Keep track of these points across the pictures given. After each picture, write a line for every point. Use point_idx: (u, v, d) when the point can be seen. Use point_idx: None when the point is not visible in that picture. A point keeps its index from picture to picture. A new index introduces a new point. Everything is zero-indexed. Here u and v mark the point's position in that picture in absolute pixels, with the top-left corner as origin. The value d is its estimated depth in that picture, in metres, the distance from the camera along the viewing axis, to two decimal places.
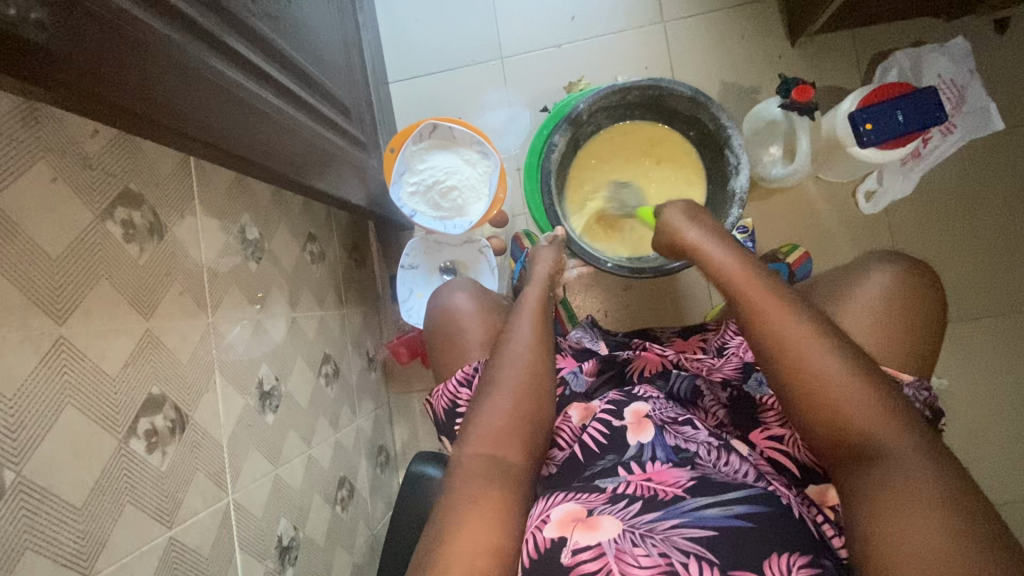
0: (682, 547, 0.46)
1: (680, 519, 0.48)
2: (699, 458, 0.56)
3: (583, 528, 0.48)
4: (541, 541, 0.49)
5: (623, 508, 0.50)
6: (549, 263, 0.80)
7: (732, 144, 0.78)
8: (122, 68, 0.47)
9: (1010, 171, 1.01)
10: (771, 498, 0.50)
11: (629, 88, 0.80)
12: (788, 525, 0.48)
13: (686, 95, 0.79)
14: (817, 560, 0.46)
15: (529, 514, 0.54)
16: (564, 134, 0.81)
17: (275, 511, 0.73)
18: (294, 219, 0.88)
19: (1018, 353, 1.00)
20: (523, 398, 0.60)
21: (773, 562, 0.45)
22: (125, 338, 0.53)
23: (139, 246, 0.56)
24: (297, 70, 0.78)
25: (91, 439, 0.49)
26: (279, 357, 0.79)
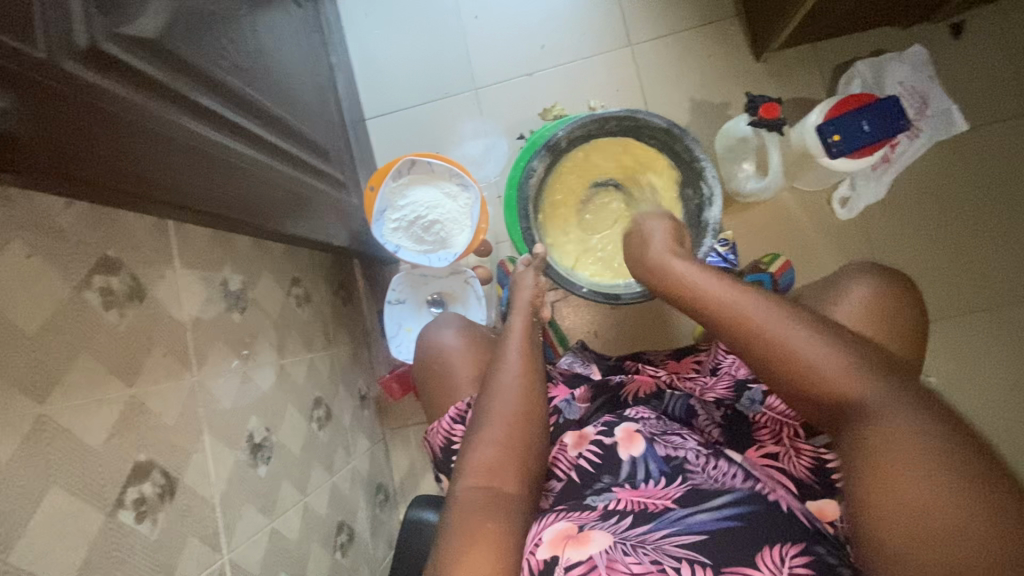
0: (674, 554, 0.47)
1: (669, 529, 0.49)
2: (689, 462, 0.59)
3: (574, 544, 0.50)
4: (534, 564, 0.50)
5: (614, 523, 0.51)
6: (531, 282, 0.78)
7: (706, 175, 0.81)
8: (91, 143, 0.47)
9: (981, 169, 1.03)
10: (757, 497, 0.52)
11: (608, 119, 0.82)
12: (774, 517, 0.49)
13: (664, 129, 0.81)
14: (812, 546, 0.47)
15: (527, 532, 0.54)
16: (543, 159, 0.82)
17: (273, 567, 0.72)
18: (278, 265, 0.88)
19: (1002, 345, 1.01)
20: (516, 426, 0.60)
21: (767, 557, 0.46)
22: (109, 408, 0.52)
23: (119, 311, 0.56)
24: (271, 118, 0.78)
25: (77, 516, 0.47)
26: (269, 408, 0.78)
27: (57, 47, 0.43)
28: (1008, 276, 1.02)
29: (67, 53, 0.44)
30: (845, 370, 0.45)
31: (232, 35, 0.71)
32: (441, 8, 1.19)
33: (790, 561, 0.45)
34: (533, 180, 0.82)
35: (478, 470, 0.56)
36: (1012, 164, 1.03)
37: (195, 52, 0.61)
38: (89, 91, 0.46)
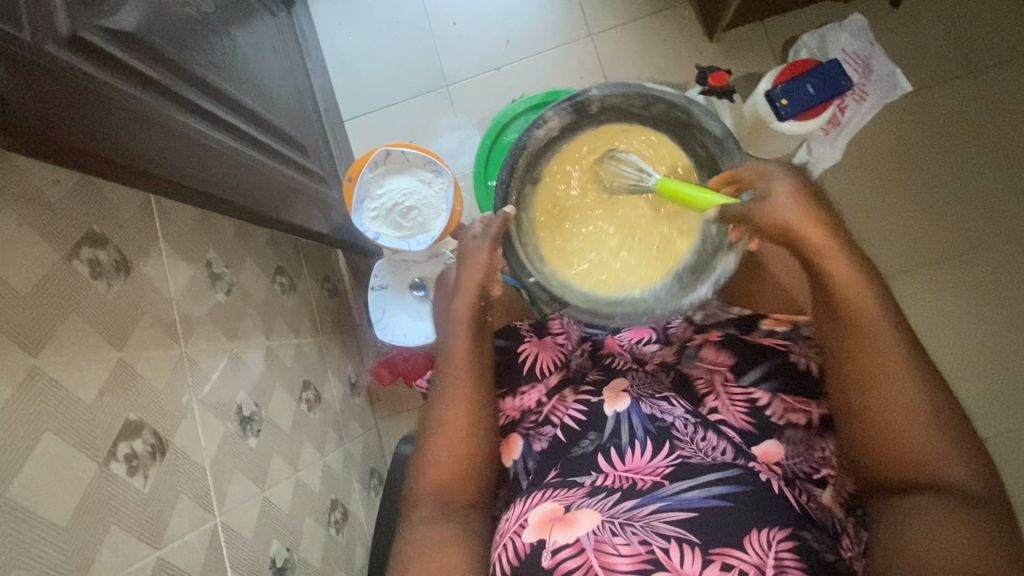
0: (663, 533, 0.48)
1: (659, 504, 0.51)
2: (676, 436, 0.60)
3: (561, 526, 0.50)
4: (522, 546, 0.52)
5: (601, 501, 0.53)
6: (482, 261, 0.72)
7: (732, 155, 0.68)
8: (84, 118, 0.51)
9: (931, 126, 1.08)
10: (745, 475, 0.53)
11: (653, 100, 0.73)
12: (765, 499, 0.51)
13: (717, 136, 0.70)
14: (796, 532, 0.49)
15: (506, 523, 0.56)
16: (560, 113, 0.73)
17: (266, 534, 0.74)
18: (261, 253, 0.92)
19: (960, 292, 1.06)
20: (472, 421, 0.63)
21: (754, 538, 0.48)
22: (98, 367, 0.56)
23: (107, 281, 0.60)
24: (249, 112, 0.83)
25: (71, 463, 0.51)
26: (257, 385, 0.81)
27: (43, 31, 0.49)
28: (962, 227, 1.07)
29: (53, 38, 0.49)
30: (940, 446, 0.48)
31: (208, 34, 0.76)
32: (409, 13, 1.26)
33: (776, 545, 0.47)
34: (540, 133, 0.74)
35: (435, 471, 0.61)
36: (958, 120, 1.08)
37: (178, 50, 0.68)
38: (73, 71, 0.51)
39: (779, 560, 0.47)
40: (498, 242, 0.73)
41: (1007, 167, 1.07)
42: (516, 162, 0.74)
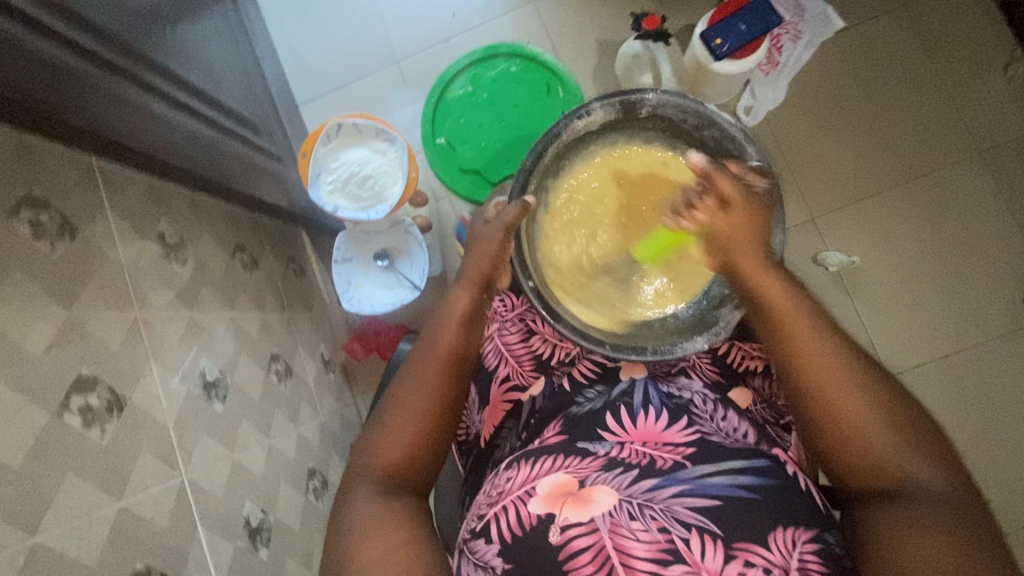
0: (685, 521, 0.47)
1: (683, 487, 0.49)
2: (694, 413, 0.59)
3: (574, 504, 0.48)
4: (528, 518, 0.49)
5: (618, 479, 0.50)
6: (492, 249, 0.66)
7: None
8: (16, 79, 0.53)
9: (863, 63, 1.17)
10: (777, 468, 0.52)
11: (710, 121, 0.66)
12: (791, 498, 0.50)
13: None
14: (821, 534, 0.48)
15: (507, 483, 0.53)
16: (606, 108, 0.68)
17: (238, 494, 0.77)
18: (218, 229, 0.92)
19: (890, 221, 1.14)
20: (448, 389, 0.59)
21: (778, 536, 0.47)
22: (46, 323, 0.56)
23: (50, 243, 0.59)
24: (180, 80, 0.84)
25: (21, 410, 0.52)
26: (221, 353, 0.82)
27: None
28: (898, 156, 1.15)
29: None
30: (896, 448, 0.50)
31: (136, 2, 0.76)
32: None
33: (800, 546, 0.47)
34: (580, 123, 0.68)
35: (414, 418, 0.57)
36: (885, 57, 1.16)
37: (129, 31, 0.73)
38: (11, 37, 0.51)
39: (801, 561, 0.46)
40: (512, 231, 0.66)
41: (920, 104, 1.15)
42: (547, 148, 0.67)
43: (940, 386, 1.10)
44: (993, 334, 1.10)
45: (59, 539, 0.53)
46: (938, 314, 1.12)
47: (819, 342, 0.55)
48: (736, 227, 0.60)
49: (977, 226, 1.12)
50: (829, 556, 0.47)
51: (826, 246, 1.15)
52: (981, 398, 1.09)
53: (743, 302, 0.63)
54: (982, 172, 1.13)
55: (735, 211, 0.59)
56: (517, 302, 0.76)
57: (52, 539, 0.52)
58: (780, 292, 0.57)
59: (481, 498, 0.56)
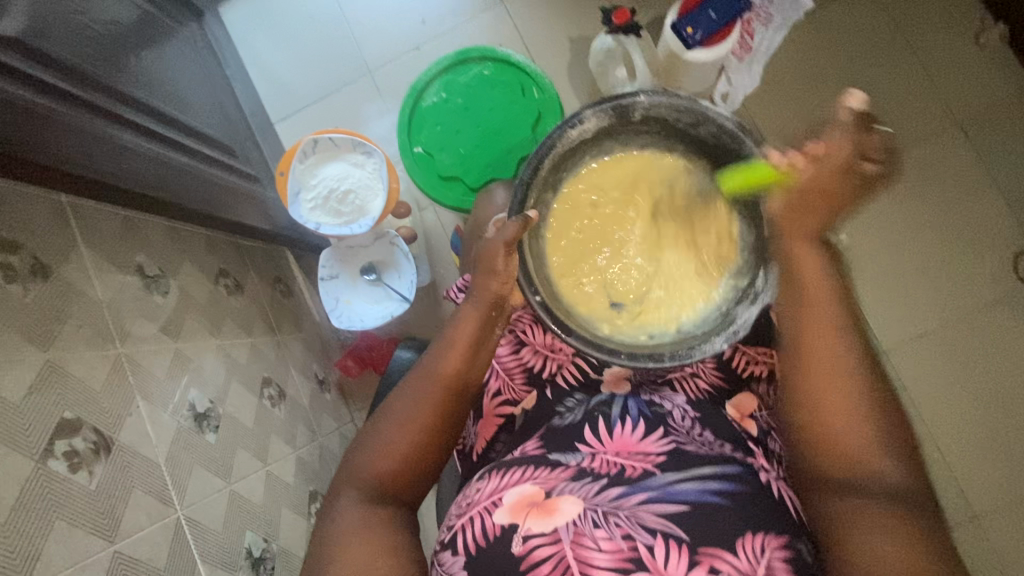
0: (649, 527, 0.46)
1: (650, 494, 0.48)
2: (671, 424, 0.58)
3: (537, 514, 0.48)
4: (490, 527, 0.50)
5: (583, 489, 0.50)
6: (499, 266, 0.61)
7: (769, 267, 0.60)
8: None
9: (835, 41, 1.17)
10: (750, 476, 0.51)
11: (706, 119, 0.61)
12: (764, 504, 0.49)
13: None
14: (794, 543, 0.46)
15: (476, 493, 0.54)
16: (599, 115, 0.63)
17: (238, 525, 0.76)
18: (200, 256, 0.90)
19: (873, 198, 1.15)
20: (438, 407, 0.58)
21: (748, 543, 0.45)
22: (24, 369, 0.54)
23: (23, 285, 0.57)
24: (149, 109, 0.83)
25: (2, 460, 0.50)
26: (210, 382, 0.80)
27: None
28: (878, 132, 1.15)
29: None
30: (869, 440, 0.49)
31: (94, 32, 0.75)
32: (323, 4, 1.25)
33: (769, 551, 0.45)
34: (574, 133, 0.64)
35: (412, 434, 0.56)
36: (855, 35, 1.17)
37: (91, 64, 0.72)
38: None
39: (769, 567, 0.44)
40: (514, 246, 0.61)
41: (895, 78, 1.16)
42: (542, 160, 0.62)
43: (933, 357, 1.11)
44: (982, 302, 1.11)
45: None
46: (927, 287, 1.12)
47: (828, 307, 0.52)
48: (831, 189, 0.53)
49: (960, 196, 1.13)
50: (799, 561, 0.45)
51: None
52: (975, 367, 1.10)
53: (761, 296, 0.60)
54: (961, 142, 1.13)
55: (829, 167, 0.53)
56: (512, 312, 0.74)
57: None
58: (818, 271, 0.53)
59: (453, 509, 0.56)
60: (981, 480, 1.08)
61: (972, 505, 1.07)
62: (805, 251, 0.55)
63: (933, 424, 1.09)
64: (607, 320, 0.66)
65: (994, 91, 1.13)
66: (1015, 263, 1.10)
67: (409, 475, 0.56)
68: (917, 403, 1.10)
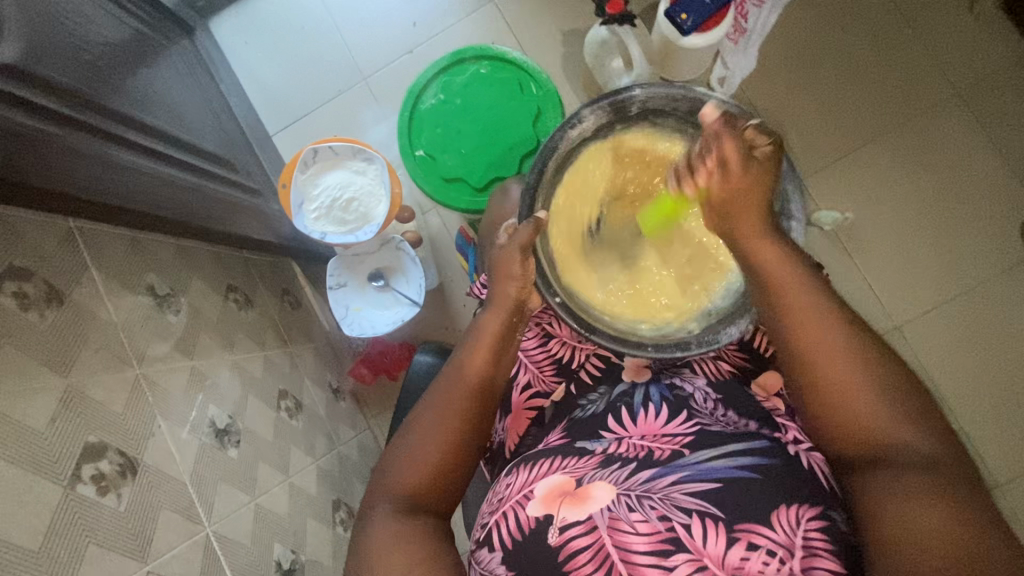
0: (685, 507, 0.46)
1: (681, 474, 0.48)
2: (693, 407, 0.58)
3: (571, 502, 0.48)
4: (524, 519, 0.49)
5: (614, 475, 0.50)
6: (515, 272, 0.61)
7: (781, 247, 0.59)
8: None
9: (828, 18, 1.16)
10: (777, 449, 0.51)
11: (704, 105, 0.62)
12: (794, 475, 0.48)
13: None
14: (827, 512, 0.45)
15: (507, 488, 0.54)
16: (597, 112, 0.64)
17: (266, 538, 0.76)
18: (209, 273, 0.90)
19: (876, 174, 1.14)
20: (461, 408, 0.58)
21: (782, 515, 0.45)
22: (47, 396, 0.55)
23: (39, 312, 0.57)
24: (148, 128, 0.83)
25: (32, 487, 0.50)
26: (228, 398, 0.80)
27: None
28: (876, 107, 1.15)
29: None
30: (880, 412, 0.48)
31: (88, 55, 0.75)
32: (313, 13, 1.25)
33: (804, 524, 0.44)
34: (574, 133, 0.64)
35: (437, 441, 0.56)
36: (848, 10, 1.16)
37: (91, 88, 0.72)
38: None
39: (806, 540, 0.43)
40: (530, 250, 0.61)
41: (892, 51, 1.15)
42: (546, 163, 0.64)
43: (947, 329, 1.11)
44: (993, 270, 1.10)
45: None
46: (937, 258, 1.12)
47: (800, 291, 0.52)
48: (737, 190, 0.52)
49: (964, 165, 1.12)
50: (835, 534, 0.44)
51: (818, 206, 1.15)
52: (990, 336, 1.10)
53: None
54: (962, 110, 1.13)
55: (732, 176, 0.52)
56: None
57: None
58: (777, 256, 0.53)
59: (485, 505, 0.56)
60: (1000, 450, 1.08)
61: (994, 473, 1.07)
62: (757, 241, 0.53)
63: (950, 395, 1.09)
64: (615, 311, 0.66)
65: (993, 57, 1.13)
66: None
67: (438, 480, 0.56)
68: (933, 376, 1.10)
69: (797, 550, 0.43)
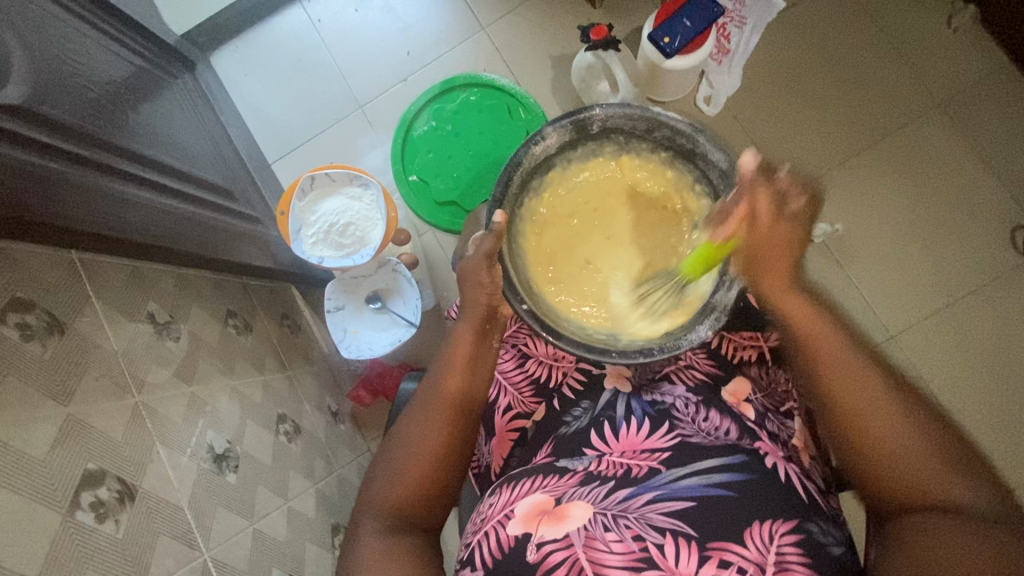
0: (658, 526, 0.46)
1: (657, 493, 0.50)
2: (675, 417, 0.60)
3: (550, 521, 0.49)
4: (505, 538, 0.50)
5: (592, 493, 0.51)
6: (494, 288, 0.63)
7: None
8: None
9: (810, 36, 1.20)
10: (751, 464, 0.52)
11: (659, 124, 0.64)
12: (769, 491, 0.50)
13: (722, 168, 0.62)
14: (801, 525, 0.47)
15: (489, 508, 0.54)
16: (560, 131, 0.65)
17: (264, 562, 0.76)
18: (208, 299, 0.92)
19: (864, 186, 1.16)
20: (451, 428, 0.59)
21: (755, 531, 0.46)
22: (47, 425, 0.56)
23: (40, 342, 0.58)
24: (150, 161, 0.86)
25: (31, 516, 0.51)
26: (227, 422, 0.81)
27: None
28: (859, 121, 1.17)
29: None
30: (900, 432, 0.50)
31: (90, 93, 0.78)
32: (309, 45, 1.29)
33: (778, 539, 0.46)
34: (538, 150, 0.65)
35: (427, 460, 0.57)
36: (828, 28, 1.19)
37: (94, 124, 0.75)
38: None
39: (779, 555, 0.45)
40: (496, 257, 0.64)
41: (874, 66, 1.18)
42: (511, 177, 0.64)
43: (942, 337, 1.11)
44: (984, 277, 1.11)
45: None
46: (928, 268, 1.13)
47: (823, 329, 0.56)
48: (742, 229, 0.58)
49: (951, 174, 1.14)
50: (810, 547, 0.46)
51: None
52: (985, 344, 1.10)
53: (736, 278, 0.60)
54: (945, 122, 1.15)
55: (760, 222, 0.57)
56: (511, 326, 0.75)
57: None
58: (805, 312, 0.57)
59: (470, 526, 0.56)
60: (1001, 459, 1.07)
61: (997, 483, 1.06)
62: (793, 299, 0.58)
63: (948, 404, 1.09)
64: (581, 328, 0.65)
65: (973, 70, 1.15)
66: (1011, 237, 1.11)
67: (429, 500, 0.56)
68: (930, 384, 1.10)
69: (768, 566, 0.44)
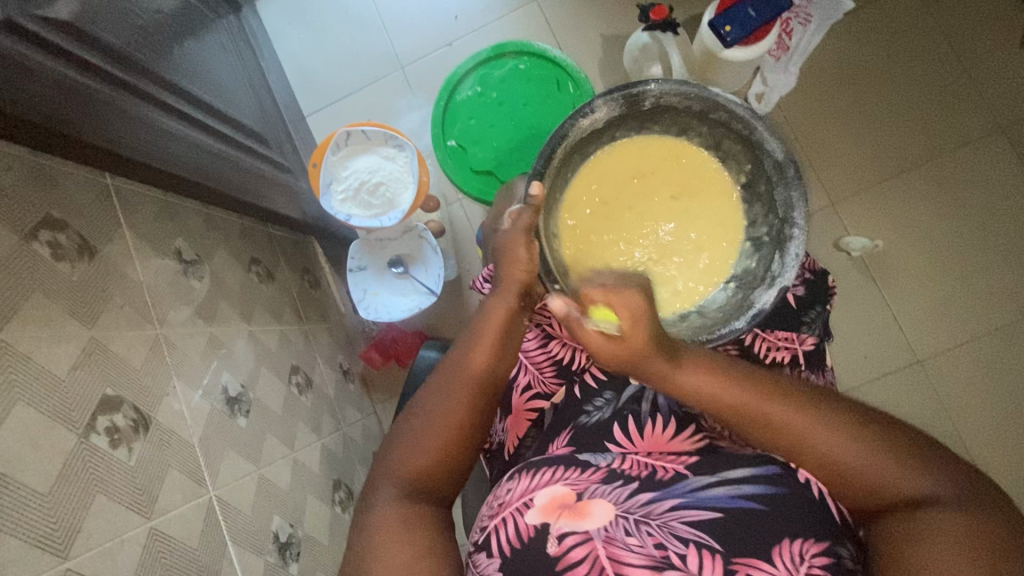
0: (681, 537, 0.45)
1: (681, 501, 0.48)
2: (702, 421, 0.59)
3: (570, 516, 0.48)
4: (523, 529, 0.49)
5: (614, 493, 0.50)
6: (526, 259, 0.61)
7: (789, 247, 0.60)
8: (29, 95, 0.52)
9: (879, 41, 1.14)
10: (786, 478, 0.49)
11: (715, 107, 0.61)
12: (804, 506, 0.47)
13: (776, 160, 0.60)
14: (833, 547, 0.44)
15: (507, 494, 0.53)
16: (610, 104, 0.62)
17: (266, 508, 0.76)
18: (233, 243, 0.92)
19: (911, 204, 1.12)
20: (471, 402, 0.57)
21: (784, 549, 0.44)
22: (70, 344, 0.56)
23: (70, 263, 0.58)
24: (191, 97, 0.84)
25: (48, 433, 0.51)
26: (242, 367, 0.81)
27: None
28: (917, 135, 1.13)
29: None
30: (879, 466, 0.44)
31: (140, 17, 0.76)
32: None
33: (808, 558, 0.44)
34: (585, 123, 0.63)
35: (445, 428, 0.56)
36: (895, 35, 1.14)
37: (139, 51, 0.74)
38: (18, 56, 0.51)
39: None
40: (533, 234, 0.62)
41: (939, 79, 1.13)
42: (555, 151, 0.62)
43: (969, 366, 1.08)
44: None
45: (92, 561, 0.53)
46: (966, 296, 1.09)
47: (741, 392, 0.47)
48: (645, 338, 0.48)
49: (1004, 202, 1.09)
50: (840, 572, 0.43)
51: (847, 230, 1.13)
52: (1014, 379, 1.06)
53: (780, 278, 0.60)
54: (1006, 146, 1.10)
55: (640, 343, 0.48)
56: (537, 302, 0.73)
57: (85, 563, 0.52)
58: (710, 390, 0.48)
59: (485, 510, 0.55)
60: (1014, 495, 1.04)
61: None
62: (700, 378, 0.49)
63: (964, 432, 1.07)
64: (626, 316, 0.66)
65: None
66: None
67: (441, 469, 0.55)
68: (951, 412, 1.07)
69: None
